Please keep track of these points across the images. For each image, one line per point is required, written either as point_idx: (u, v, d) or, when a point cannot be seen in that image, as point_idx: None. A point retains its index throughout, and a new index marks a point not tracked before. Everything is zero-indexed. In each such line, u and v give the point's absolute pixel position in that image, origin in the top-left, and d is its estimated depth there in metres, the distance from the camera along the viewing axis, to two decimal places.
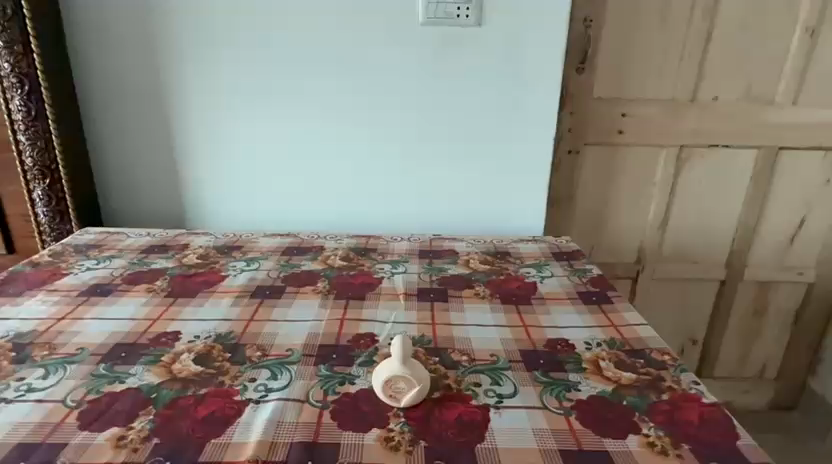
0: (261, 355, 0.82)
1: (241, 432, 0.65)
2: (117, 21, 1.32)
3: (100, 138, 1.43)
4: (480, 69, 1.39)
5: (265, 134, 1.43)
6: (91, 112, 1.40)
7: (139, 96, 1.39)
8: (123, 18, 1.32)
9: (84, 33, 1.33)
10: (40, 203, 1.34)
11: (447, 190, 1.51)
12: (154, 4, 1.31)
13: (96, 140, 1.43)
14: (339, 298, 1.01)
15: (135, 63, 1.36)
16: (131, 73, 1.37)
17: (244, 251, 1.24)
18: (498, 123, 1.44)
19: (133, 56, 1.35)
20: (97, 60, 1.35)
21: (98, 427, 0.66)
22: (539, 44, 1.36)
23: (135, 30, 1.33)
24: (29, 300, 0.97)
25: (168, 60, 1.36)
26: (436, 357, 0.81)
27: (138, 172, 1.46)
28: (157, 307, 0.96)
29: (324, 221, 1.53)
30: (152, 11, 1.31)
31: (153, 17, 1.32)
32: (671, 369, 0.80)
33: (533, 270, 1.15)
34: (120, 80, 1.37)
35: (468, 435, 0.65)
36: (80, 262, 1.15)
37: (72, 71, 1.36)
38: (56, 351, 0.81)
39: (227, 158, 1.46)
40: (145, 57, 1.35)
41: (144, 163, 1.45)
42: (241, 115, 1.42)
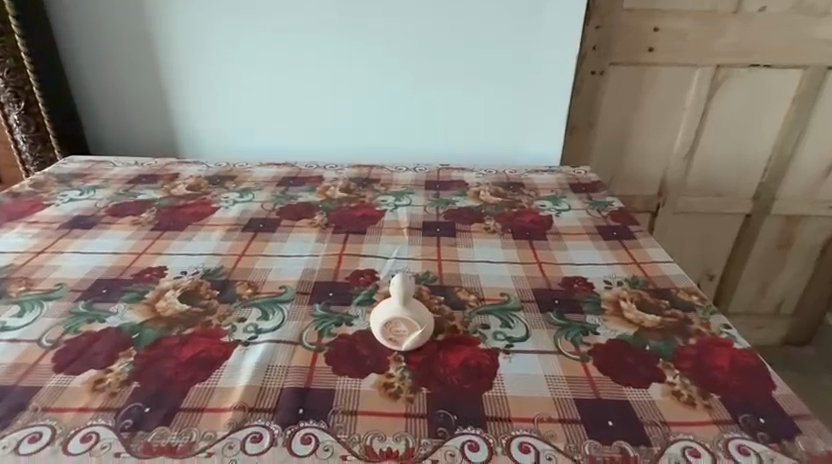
0: (252, 292, 0.76)
1: (228, 376, 0.60)
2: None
3: (94, 112, 1.36)
4: None
5: (254, 50, 1.30)
6: (81, 82, 1.32)
7: (133, 72, 1.31)
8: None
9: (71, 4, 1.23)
10: (18, 129, 1.26)
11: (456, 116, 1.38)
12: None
13: (91, 115, 1.36)
14: (337, 232, 0.93)
15: (127, 37, 1.27)
16: (123, 48, 1.28)
17: (237, 182, 1.15)
18: (514, 34, 1.28)
19: (124, 31, 1.26)
20: (86, 31, 1.26)
21: (74, 369, 0.61)
22: None
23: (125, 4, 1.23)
24: (7, 233, 0.91)
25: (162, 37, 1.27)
26: (441, 296, 0.75)
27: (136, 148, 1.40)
28: (143, 240, 0.90)
29: (324, 150, 1.42)
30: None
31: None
32: (699, 311, 0.73)
33: (549, 203, 1.06)
34: (113, 56, 1.29)
35: (475, 381, 0.60)
36: (63, 193, 1.07)
37: (60, 42, 1.27)
38: (33, 287, 0.76)
39: (215, 78, 1.33)
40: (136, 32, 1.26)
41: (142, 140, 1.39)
42: (228, 29, 1.27)
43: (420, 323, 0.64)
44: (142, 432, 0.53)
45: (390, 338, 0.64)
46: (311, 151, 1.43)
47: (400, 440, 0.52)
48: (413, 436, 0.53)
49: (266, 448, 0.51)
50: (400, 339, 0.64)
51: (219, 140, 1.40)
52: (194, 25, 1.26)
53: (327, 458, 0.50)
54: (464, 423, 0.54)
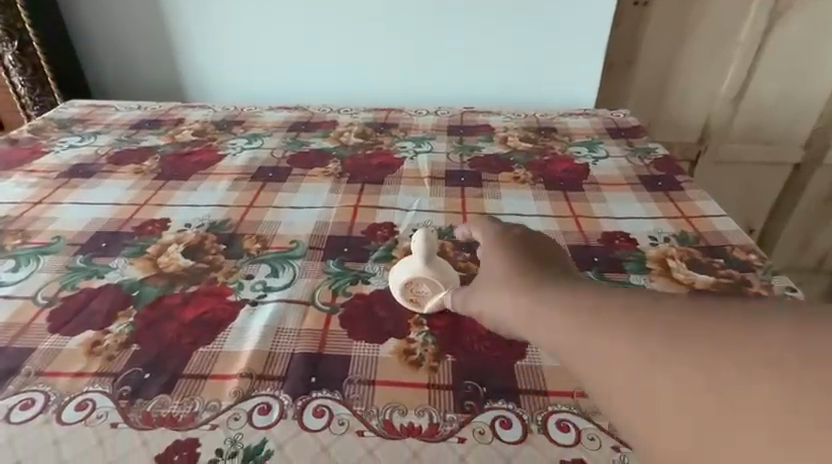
0: (260, 247, 0.70)
1: (234, 339, 0.55)
2: None
3: (96, 67, 1.29)
4: None
5: None
6: (80, 35, 1.25)
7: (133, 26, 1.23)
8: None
9: None
10: (14, 71, 1.19)
11: (482, 55, 1.26)
12: None
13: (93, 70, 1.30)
14: (353, 181, 0.86)
15: None
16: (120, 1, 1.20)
17: (246, 128, 1.08)
18: None
19: None
20: None
21: (70, 329, 0.56)
22: None
23: None
24: (4, 182, 0.86)
25: None
26: (467, 253, 0.68)
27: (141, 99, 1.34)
28: (145, 190, 0.84)
29: (339, 93, 1.33)
30: None
31: None
32: (759, 272, 0.65)
33: (584, 150, 0.96)
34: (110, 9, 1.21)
35: (506, 349, 0.53)
36: (63, 139, 1.01)
37: None
38: (30, 240, 0.71)
39: (220, 14, 1.21)
40: None
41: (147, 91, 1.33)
42: None
43: (442, 280, 0.57)
44: (141, 401, 0.48)
45: (411, 297, 0.58)
46: (324, 94, 1.33)
47: (424, 415, 0.47)
48: (437, 410, 0.47)
49: (275, 421, 0.46)
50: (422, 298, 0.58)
51: (227, 83, 1.31)
52: None
53: (342, 433, 0.45)
54: (495, 397, 0.48)
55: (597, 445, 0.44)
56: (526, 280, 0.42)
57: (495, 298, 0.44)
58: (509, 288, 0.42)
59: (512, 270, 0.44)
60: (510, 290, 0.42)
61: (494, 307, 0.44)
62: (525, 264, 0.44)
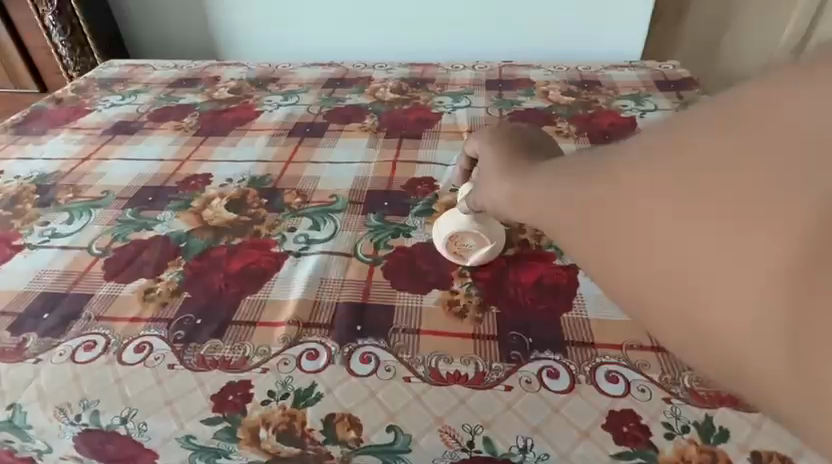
0: (301, 201, 0.70)
1: (279, 289, 0.56)
2: None
3: (132, 23, 1.30)
4: None
5: None
6: None
7: None
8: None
9: None
10: (55, 32, 1.20)
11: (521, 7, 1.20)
12: None
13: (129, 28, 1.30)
14: (390, 137, 0.84)
15: None
16: None
17: (281, 85, 1.07)
18: None
19: None
20: None
21: (124, 278, 0.58)
22: None
23: None
24: (53, 139, 0.88)
25: None
26: None
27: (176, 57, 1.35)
28: (186, 147, 0.84)
29: (371, 49, 1.29)
30: None
31: None
32: None
33: (630, 103, 0.92)
34: None
35: (552, 301, 0.53)
36: (105, 98, 1.03)
37: None
38: (80, 194, 0.73)
39: None
40: None
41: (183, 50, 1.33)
42: None
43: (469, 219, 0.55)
44: (194, 345, 0.50)
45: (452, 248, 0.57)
46: (356, 51, 1.30)
47: (470, 363, 0.47)
48: (483, 359, 0.47)
49: (323, 366, 0.47)
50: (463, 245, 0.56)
51: (259, 41, 1.29)
52: None
53: (389, 379, 0.46)
54: (541, 347, 0.48)
55: (648, 397, 0.43)
56: (505, 157, 0.42)
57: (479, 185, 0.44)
58: (486, 172, 0.43)
59: (494, 151, 0.44)
60: (486, 174, 0.43)
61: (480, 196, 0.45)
62: (507, 143, 0.45)
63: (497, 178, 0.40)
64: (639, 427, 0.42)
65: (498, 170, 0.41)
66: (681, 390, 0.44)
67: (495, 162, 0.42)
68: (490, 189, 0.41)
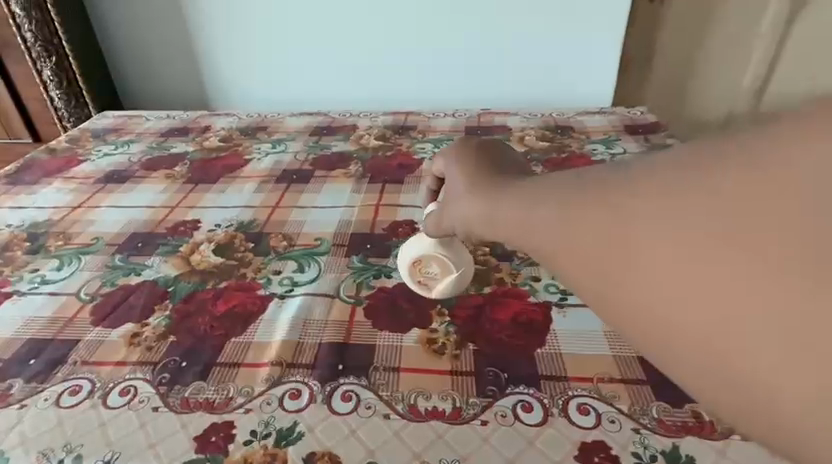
0: (287, 245, 0.72)
1: (264, 330, 0.57)
2: None
3: (127, 76, 1.35)
4: None
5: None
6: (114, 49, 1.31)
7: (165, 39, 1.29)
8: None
9: None
10: (52, 86, 1.25)
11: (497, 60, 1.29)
12: None
13: (124, 80, 1.35)
14: (374, 182, 0.88)
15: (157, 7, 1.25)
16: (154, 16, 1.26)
17: (269, 133, 1.11)
18: None
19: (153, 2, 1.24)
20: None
21: (111, 322, 0.60)
22: None
23: None
24: (46, 189, 0.91)
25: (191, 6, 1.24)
26: (487, 247, 0.70)
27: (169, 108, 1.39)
28: (177, 194, 0.87)
29: (357, 98, 1.36)
30: None
31: None
32: None
33: (601, 147, 0.97)
34: (143, 23, 1.27)
35: (527, 337, 0.55)
36: (98, 148, 1.06)
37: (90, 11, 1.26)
38: (71, 241, 0.75)
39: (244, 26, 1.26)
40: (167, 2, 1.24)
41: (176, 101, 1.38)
42: None
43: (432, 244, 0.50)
44: (179, 387, 0.51)
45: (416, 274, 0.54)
46: (342, 101, 1.37)
47: (447, 399, 0.49)
48: (460, 394, 0.49)
49: (304, 405, 0.49)
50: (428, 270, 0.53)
51: (250, 92, 1.35)
52: None
53: (369, 417, 0.47)
54: (515, 382, 0.50)
55: (618, 428, 0.45)
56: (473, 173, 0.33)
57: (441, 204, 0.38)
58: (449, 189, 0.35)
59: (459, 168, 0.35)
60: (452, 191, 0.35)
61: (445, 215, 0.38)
62: (479, 166, 0.34)
63: (470, 203, 0.32)
64: (609, 457, 0.43)
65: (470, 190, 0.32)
66: (649, 421, 0.46)
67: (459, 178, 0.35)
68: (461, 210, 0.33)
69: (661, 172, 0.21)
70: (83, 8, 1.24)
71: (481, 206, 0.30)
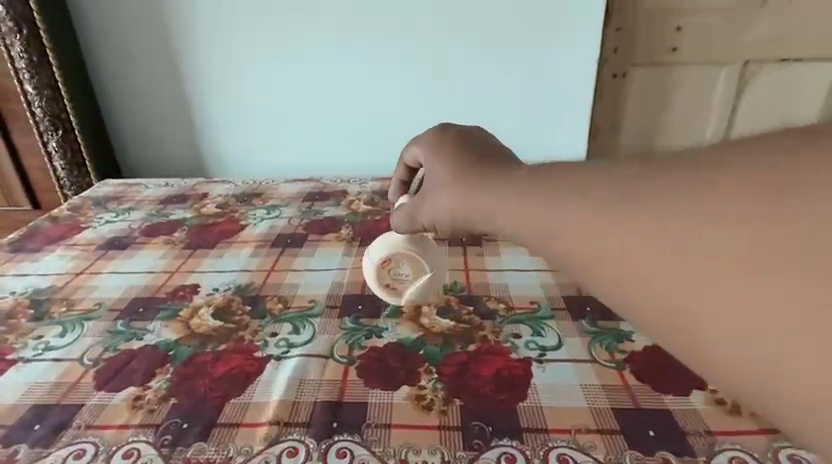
0: (282, 307, 0.77)
1: (262, 390, 0.61)
2: (139, 48, 1.30)
3: (127, 146, 1.42)
4: None
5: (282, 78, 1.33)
6: (118, 122, 1.38)
7: (168, 115, 1.37)
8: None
9: (103, 58, 1.31)
10: (56, 157, 1.31)
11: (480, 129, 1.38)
12: (176, 46, 1.29)
13: (124, 149, 1.42)
14: (364, 245, 0.94)
15: (164, 87, 1.34)
16: (160, 94, 1.35)
17: (264, 199, 1.18)
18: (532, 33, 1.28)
19: (161, 82, 1.33)
20: (122, 80, 1.34)
21: (114, 386, 0.62)
22: None
23: (160, 57, 1.30)
24: (49, 256, 0.94)
25: (195, 84, 1.34)
26: (471, 306, 0.75)
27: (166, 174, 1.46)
28: (176, 259, 0.92)
29: (347, 163, 1.44)
30: (175, 46, 1.29)
31: (175, 45, 1.29)
32: None
33: None
34: (147, 101, 1.36)
35: (509, 392, 0.59)
36: (100, 215, 1.11)
37: (99, 88, 1.34)
38: (73, 307, 0.78)
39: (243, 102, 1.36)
40: (174, 83, 1.33)
41: (175, 169, 1.45)
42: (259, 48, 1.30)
43: (399, 240, 0.60)
44: (181, 448, 0.53)
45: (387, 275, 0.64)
46: (332, 166, 1.45)
47: (436, 453, 0.52)
48: (448, 448, 0.52)
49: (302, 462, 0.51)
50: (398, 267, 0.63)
51: (245, 159, 1.43)
52: (225, 45, 1.30)
53: None
54: (499, 435, 0.53)
55: None
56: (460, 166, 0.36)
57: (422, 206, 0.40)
58: (429, 187, 0.39)
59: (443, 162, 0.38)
60: (432, 188, 0.38)
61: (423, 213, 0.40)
62: (460, 158, 0.37)
63: (456, 193, 0.35)
64: None
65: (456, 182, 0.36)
66: None
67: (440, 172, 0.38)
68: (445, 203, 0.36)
69: (662, 177, 0.25)
70: (91, 85, 1.32)
71: (465, 195, 0.35)
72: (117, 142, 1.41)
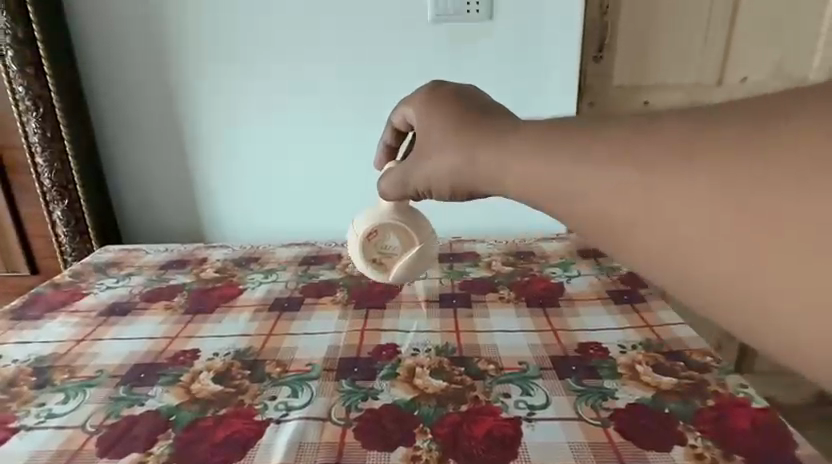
0: (281, 371, 0.79)
1: (262, 454, 0.63)
2: (147, 123, 1.38)
3: (130, 212, 1.47)
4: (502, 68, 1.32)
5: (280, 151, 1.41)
6: (123, 190, 1.45)
7: (172, 183, 1.44)
8: (138, 52, 1.31)
9: (112, 131, 1.39)
10: (60, 224, 1.35)
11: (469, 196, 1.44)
12: (183, 121, 1.38)
13: (127, 215, 1.47)
14: (358, 308, 0.98)
15: (170, 159, 1.41)
16: (166, 165, 1.42)
17: (261, 263, 1.22)
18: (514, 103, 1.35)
19: (167, 155, 1.41)
20: (129, 152, 1.41)
21: (116, 453, 0.64)
22: (555, 44, 1.31)
23: (167, 131, 1.39)
24: (50, 323, 0.97)
25: (199, 156, 1.41)
26: (462, 367, 0.78)
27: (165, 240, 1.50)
28: (176, 324, 0.95)
29: (339, 228, 1.49)
30: (181, 121, 1.38)
31: (181, 120, 1.38)
32: (715, 371, 0.75)
33: (558, 270, 1.10)
34: (152, 171, 1.42)
35: (501, 451, 0.62)
36: (101, 281, 1.14)
37: (106, 159, 1.41)
38: (75, 374, 0.80)
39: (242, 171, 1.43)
40: (179, 156, 1.41)
41: (174, 234, 1.50)
42: (260, 121, 1.38)
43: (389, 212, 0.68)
44: None
45: (376, 250, 0.71)
46: (325, 232, 1.50)
47: None
48: None
49: None
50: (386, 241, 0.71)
51: (242, 225, 1.49)
52: (227, 123, 1.38)
53: None
54: None
55: None
56: (459, 125, 0.41)
57: (416, 166, 0.46)
58: (423, 151, 0.44)
59: (436, 125, 0.43)
60: (427, 150, 0.44)
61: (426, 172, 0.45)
62: (458, 117, 0.42)
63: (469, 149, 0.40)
64: None
65: (456, 148, 0.41)
66: None
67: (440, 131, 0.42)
68: (451, 164, 0.42)
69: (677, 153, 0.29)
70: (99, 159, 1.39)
71: (478, 148, 0.40)
72: (120, 209, 1.47)
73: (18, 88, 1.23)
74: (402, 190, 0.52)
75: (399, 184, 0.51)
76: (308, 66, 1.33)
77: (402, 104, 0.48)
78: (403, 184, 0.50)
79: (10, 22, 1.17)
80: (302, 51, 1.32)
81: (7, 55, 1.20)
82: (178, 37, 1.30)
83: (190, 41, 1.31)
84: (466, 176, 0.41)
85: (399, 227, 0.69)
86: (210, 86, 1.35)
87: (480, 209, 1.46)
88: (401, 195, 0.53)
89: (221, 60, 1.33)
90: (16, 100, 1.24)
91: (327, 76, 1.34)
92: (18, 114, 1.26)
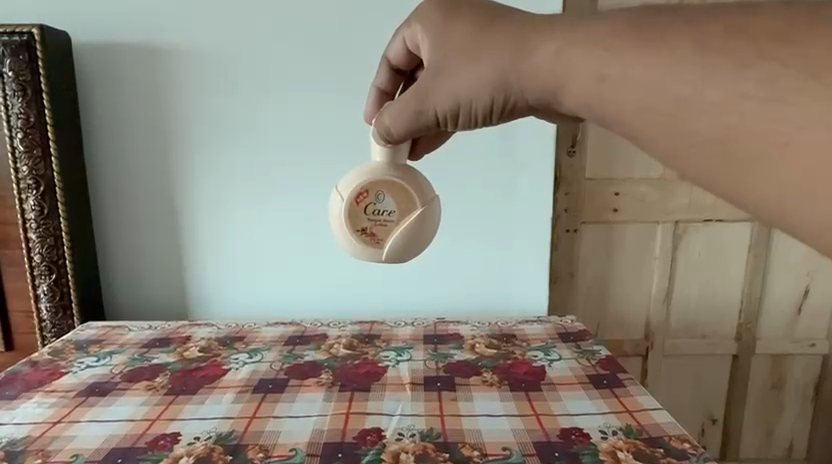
0: (263, 456, 0.79)
1: None
2: (145, 197, 1.43)
3: (119, 286, 1.48)
4: (484, 164, 1.43)
5: (269, 233, 1.46)
6: (115, 262, 1.47)
7: (163, 256, 1.46)
8: (140, 146, 1.40)
9: (112, 207, 1.44)
10: (44, 299, 1.35)
11: (459, 278, 1.49)
12: (179, 198, 1.43)
13: (116, 289, 1.49)
14: (343, 390, 0.98)
15: (164, 233, 1.45)
16: (158, 237, 1.45)
17: (246, 343, 1.22)
18: (496, 186, 1.44)
19: (163, 229, 1.45)
20: (124, 224, 1.45)
21: None
22: (529, 142, 1.42)
23: (162, 206, 1.43)
24: (26, 404, 0.95)
25: (190, 232, 1.45)
26: (447, 453, 0.79)
27: (150, 314, 1.50)
28: (156, 406, 0.93)
29: (324, 308, 1.51)
30: (175, 198, 1.43)
31: (176, 197, 1.43)
32: (693, 458, 0.77)
33: (541, 353, 1.13)
34: (145, 243, 1.46)
35: None
36: (80, 359, 1.13)
37: (101, 232, 1.45)
38: (50, 459, 0.78)
39: (238, 255, 1.47)
40: (172, 230, 1.45)
41: (160, 308, 1.50)
42: (255, 200, 1.44)
43: (381, 173, 0.74)
44: None
45: (366, 215, 0.76)
46: (311, 310, 1.51)
47: None
48: None
49: None
50: (377, 203, 0.75)
51: (230, 303, 1.50)
52: (222, 199, 1.43)
53: None
54: None
55: None
56: (482, 26, 0.48)
57: (439, 84, 0.51)
58: (451, 66, 0.49)
59: (455, 35, 0.49)
60: (452, 63, 0.49)
61: (451, 84, 0.50)
62: (478, 22, 0.48)
63: (506, 57, 0.46)
64: None
65: (502, 56, 0.46)
66: None
67: (463, 41, 0.48)
68: (485, 66, 0.47)
69: (766, 140, 0.33)
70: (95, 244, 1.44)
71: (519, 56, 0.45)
72: (108, 282, 1.48)
73: (23, 167, 1.28)
74: (412, 125, 0.56)
75: (411, 120, 0.56)
76: (306, 154, 1.42)
77: (399, 31, 0.56)
78: (419, 114, 0.54)
79: (25, 108, 1.25)
80: (300, 140, 1.41)
81: (15, 136, 1.26)
82: (178, 130, 1.40)
83: (190, 135, 1.40)
84: (506, 73, 0.47)
85: (394, 184, 0.74)
86: (206, 172, 1.42)
87: (465, 291, 1.50)
88: (410, 132, 0.58)
89: (218, 147, 1.41)
90: (18, 178, 1.29)
91: (325, 166, 1.42)
92: (18, 191, 1.30)
